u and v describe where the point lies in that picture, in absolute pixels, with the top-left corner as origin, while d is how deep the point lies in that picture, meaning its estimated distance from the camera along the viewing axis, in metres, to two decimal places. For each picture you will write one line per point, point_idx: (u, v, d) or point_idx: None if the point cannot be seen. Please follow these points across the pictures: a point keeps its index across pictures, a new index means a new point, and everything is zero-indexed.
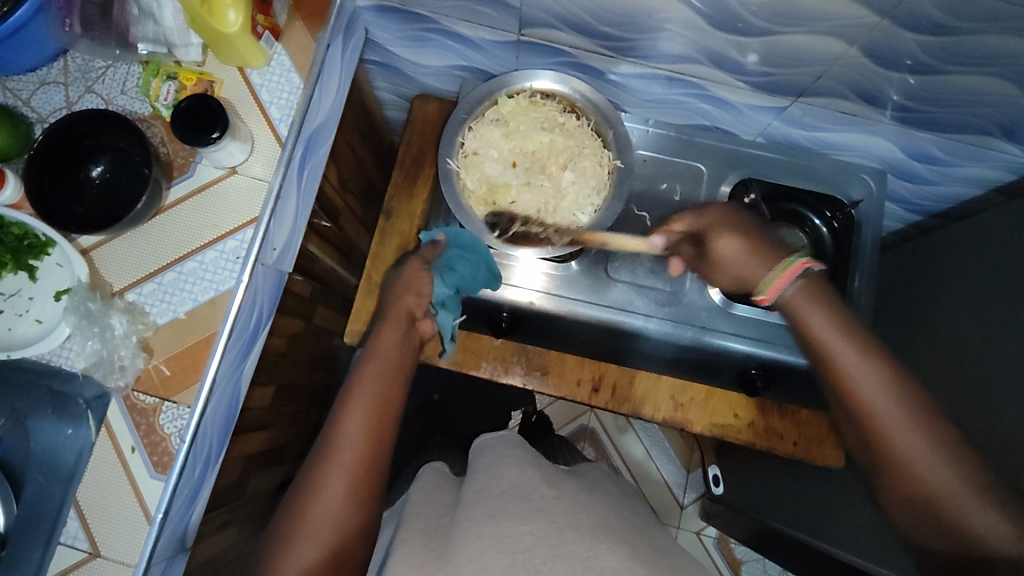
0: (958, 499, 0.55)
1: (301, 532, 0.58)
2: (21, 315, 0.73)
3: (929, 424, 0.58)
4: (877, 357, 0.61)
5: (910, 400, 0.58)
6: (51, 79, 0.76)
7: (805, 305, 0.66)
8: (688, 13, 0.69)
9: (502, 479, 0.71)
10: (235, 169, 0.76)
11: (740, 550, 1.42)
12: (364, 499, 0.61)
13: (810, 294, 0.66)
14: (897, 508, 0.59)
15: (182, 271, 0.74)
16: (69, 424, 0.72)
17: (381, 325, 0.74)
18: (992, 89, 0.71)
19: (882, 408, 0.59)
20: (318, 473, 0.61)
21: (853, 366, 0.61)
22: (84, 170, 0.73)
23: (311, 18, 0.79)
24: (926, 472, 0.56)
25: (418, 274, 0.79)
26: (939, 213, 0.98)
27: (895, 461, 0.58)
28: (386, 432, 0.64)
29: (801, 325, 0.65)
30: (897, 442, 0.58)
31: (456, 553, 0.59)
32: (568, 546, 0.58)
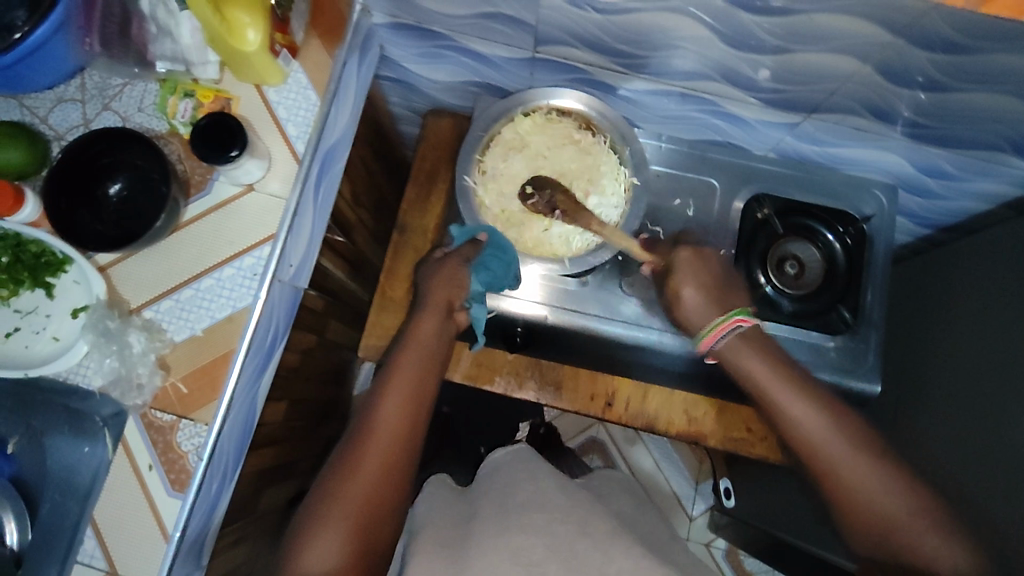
0: (905, 520, 0.63)
1: (336, 506, 0.61)
2: (38, 333, 0.73)
3: (870, 454, 0.66)
4: (815, 397, 0.70)
5: (841, 426, 0.68)
6: (69, 96, 0.76)
7: (739, 351, 0.74)
8: (702, 31, 0.69)
9: (518, 492, 0.72)
10: (252, 186, 0.76)
11: (749, 562, 1.42)
12: (395, 480, 0.64)
13: (747, 344, 0.74)
14: (853, 536, 0.66)
15: (199, 288, 0.74)
16: (86, 442, 0.72)
17: (419, 312, 0.76)
18: (1004, 106, 0.71)
19: (822, 439, 0.68)
20: (354, 450, 0.64)
21: (793, 404, 0.70)
22: (102, 187, 0.73)
23: (327, 36, 0.79)
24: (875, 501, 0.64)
25: (455, 269, 0.78)
26: (949, 226, 0.99)
27: (842, 488, 0.66)
28: (418, 419, 0.68)
29: (739, 370, 0.74)
30: (844, 470, 0.66)
31: (472, 561, 0.61)
32: (581, 558, 0.59)
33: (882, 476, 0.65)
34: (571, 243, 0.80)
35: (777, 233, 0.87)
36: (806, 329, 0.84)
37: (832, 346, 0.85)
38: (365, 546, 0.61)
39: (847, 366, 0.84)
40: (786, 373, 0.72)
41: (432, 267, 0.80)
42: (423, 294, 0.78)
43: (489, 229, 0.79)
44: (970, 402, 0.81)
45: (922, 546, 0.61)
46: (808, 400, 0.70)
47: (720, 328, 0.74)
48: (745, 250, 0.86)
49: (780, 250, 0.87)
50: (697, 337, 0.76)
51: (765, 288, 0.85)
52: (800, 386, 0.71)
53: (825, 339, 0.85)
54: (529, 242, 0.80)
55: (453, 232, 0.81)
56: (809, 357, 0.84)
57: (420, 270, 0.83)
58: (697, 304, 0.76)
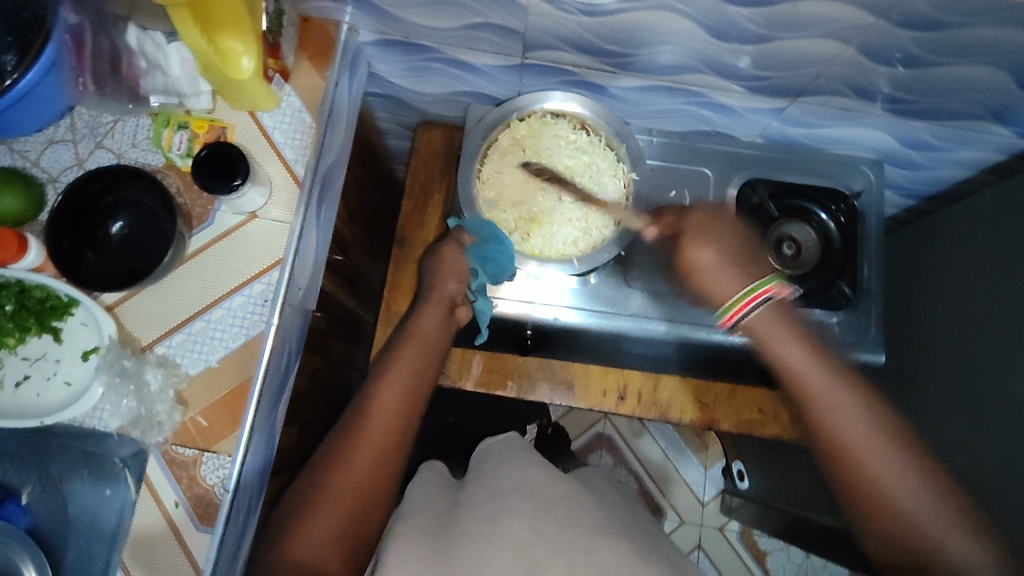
0: (937, 529, 0.62)
1: (330, 491, 0.63)
2: (49, 379, 0.72)
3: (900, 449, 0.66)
4: (847, 387, 0.69)
5: (883, 425, 0.67)
6: (59, 137, 0.75)
7: (774, 338, 0.72)
8: (688, 25, 0.71)
9: (507, 479, 0.70)
10: (255, 214, 0.76)
11: (764, 541, 1.43)
12: (390, 467, 0.66)
13: (780, 322, 0.72)
14: (875, 538, 0.66)
15: (211, 319, 0.74)
16: (107, 485, 0.74)
17: (422, 307, 0.81)
18: (981, 76, 0.74)
19: (860, 439, 0.66)
20: (351, 435, 0.66)
21: (834, 402, 0.68)
22: (104, 227, 0.73)
23: (317, 58, 0.79)
24: (901, 500, 0.64)
25: (460, 267, 0.83)
26: (933, 196, 1.02)
27: (877, 492, 0.65)
28: (413, 412, 0.71)
29: (773, 357, 0.72)
30: (881, 474, 0.65)
31: (458, 550, 0.58)
32: (568, 541, 0.58)
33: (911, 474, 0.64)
34: (572, 238, 0.81)
35: (772, 216, 0.88)
36: (810, 307, 0.86)
37: (835, 321, 0.87)
38: (360, 529, 0.62)
39: (854, 339, 0.87)
40: (825, 362, 0.71)
41: (436, 260, 0.85)
42: (427, 289, 0.83)
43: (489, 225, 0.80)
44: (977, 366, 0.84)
45: (956, 553, 0.61)
46: (847, 388, 0.69)
47: (741, 305, 0.71)
48: None
49: (777, 232, 0.88)
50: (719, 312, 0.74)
51: None
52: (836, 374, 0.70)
53: (828, 315, 0.87)
54: (542, 249, 0.81)
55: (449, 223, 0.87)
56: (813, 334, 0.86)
57: (423, 266, 0.88)
58: (713, 264, 0.73)
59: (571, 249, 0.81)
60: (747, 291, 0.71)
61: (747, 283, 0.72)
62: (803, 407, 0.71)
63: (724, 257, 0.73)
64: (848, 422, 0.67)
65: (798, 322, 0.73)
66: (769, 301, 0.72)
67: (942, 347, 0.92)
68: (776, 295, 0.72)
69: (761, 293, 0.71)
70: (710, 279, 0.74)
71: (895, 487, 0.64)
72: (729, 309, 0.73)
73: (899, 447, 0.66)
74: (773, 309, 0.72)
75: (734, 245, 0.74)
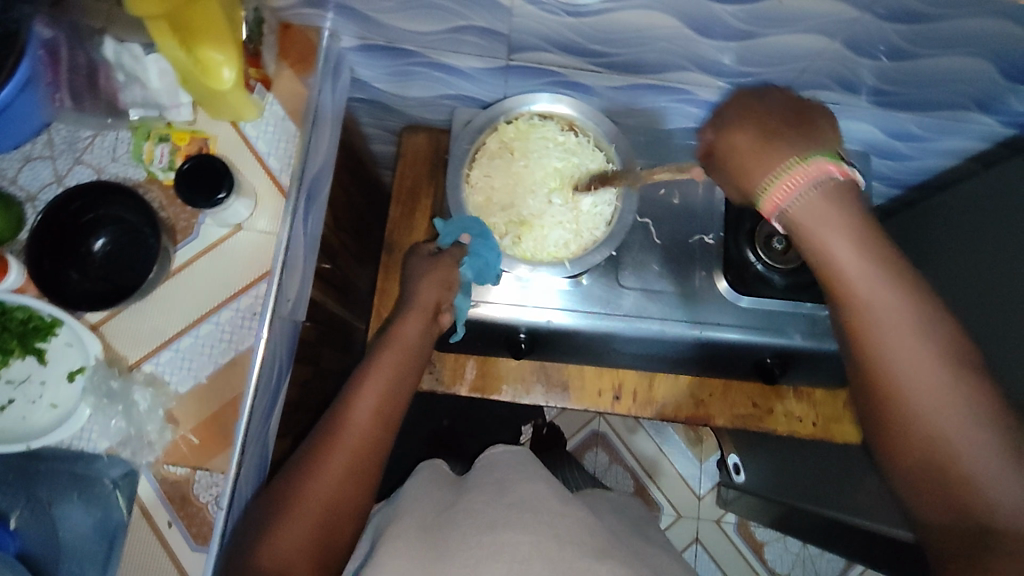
0: (978, 459, 0.48)
1: (299, 503, 0.61)
2: (34, 402, 0.70)
3: (960, 368, 0.50)
4: (896, 280, 0.52)
5: (931, 329, 0.51)
6: (37, 154, 0.74)
7: (817, 220, 0.52)
8: (674, 24, 0.70)
9: (511, 492, 0.69)
10: (241, 226, 0.75)
11: (760, 532, 1.44)
12: (363, 480, 0.64)
13: (833, 203, 0.52)
14: (896, 462, 0.52)
15: (199, 335, 0.72)
16: (100, 508, 0.70)
17: (404, 314, 0.76)
18: (965, 67, 0.74)
19: (897, 342, 0.51)
20: (323, 447, 0.63)
21: (875, 295, 0.52)
22: (85, 244, 0.71)
23: (299, 65, 0.78)
24: (950, 436, 0.49)
25: (447, 273, 0.79)
26: (919, 185, 1.02)
27: (911, 410, 0.51)
28: (389, 423, 0.67)
29: (812, 245, 0.53)
30: (918, 387, 0.50)
31: (450, 555, 0.58)
32: (569, 561, 0.57)
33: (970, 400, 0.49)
34: (564, 240, 0.80)
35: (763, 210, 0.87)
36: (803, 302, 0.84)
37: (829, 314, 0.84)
38: (330, 537, 0.61)
39: None
40: (880, 251, 0.52)
41: (423, 265, 0.80)
42: (411, 294, 0.78)
43: (473, 229, 0.79)
44: None
45: (995, 489, 0.47)
46: (898, 290, 0.52)
47: (791, 176, 0.52)
48: (732, 229, 0.88)
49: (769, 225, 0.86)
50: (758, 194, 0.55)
51: (755, 266, 0.86)
52: (891, 265, 0.52)
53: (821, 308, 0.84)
54: (533, 252, 0.80)
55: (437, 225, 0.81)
56: (805, 328, 0.84)
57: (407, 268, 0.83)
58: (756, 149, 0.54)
59: (564, 250, 0.80)
60: (792, 164, 0.53)
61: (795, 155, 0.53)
62: (834, 303, 0.54)
63: (764, 134, 0.54)
64: (893, 329, 0.51)
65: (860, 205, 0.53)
66: (823, 182, 0.52)
67: None
68: (830, 176, 0.52)
69: (808, 170, 0.52)
70: (743, 166, 0.55)
71: (945, 415, 0.49)
72: (767, 188, 0.53)
73: (958, 364, 0.50)
74: (826, 190, 0.52)
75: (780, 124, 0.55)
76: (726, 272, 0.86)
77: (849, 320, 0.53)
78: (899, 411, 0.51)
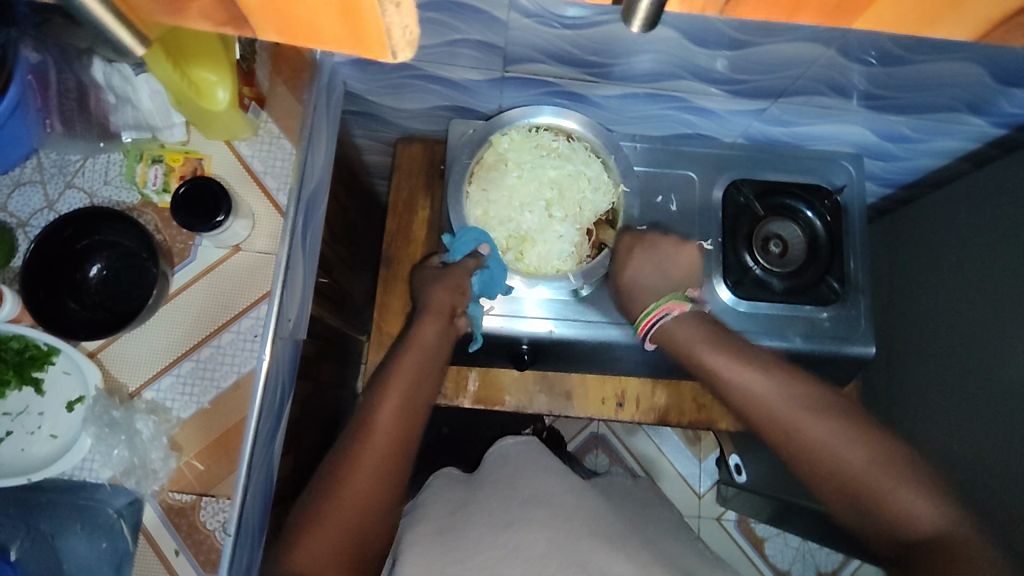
0: (874, 481, 0.61)
1: (332, 507, 0.59)
2: (33, 433, 0.69)
3: (827, 415, 0.65)
4: (760, 366, 0.71)
5: (799, 395, 0.67)
6: (26, 179, 0.72)
7: (684, 332, 0.76)
8: (670, 35, 0.70)
9: (524, 489, 0.71)
10: (238, 247, 0.74)
11: (760, 528, 1.45)
12: (391, 484, 0.62)
13: (682, 330, 0.76)
14: (831, 503, 0.64)
15: (200, 359, 0.71)
16: (103, 538, 0.69)
17: (421, 319, 0.76)
18: (957, 72, 0.75)
19: (779, 407, 0.67)
20: (348, 453, 0.62)
21: (747, 382, 0.70)
22: (81, 270, 0.70)
23: (292, 80, 0.76)
24: (849, 468, 0.62)
25: (459, 278, 0.79)
26: (910, 184, 1.04)
27: (811, 456, 0.65)
28: (415, 424, 0.67)
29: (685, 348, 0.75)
30: (810, 438, 0.65)
31: (467, 551, 0.61)
32: (583, 554, 0.58)
33: (845, 434, 0.64)
34: (566, 253, 0.81)
35: (759, 215, 0.89)
36: (801, 304, 0.87)
37: (826, 316, 0.87)
38: (362, 542, 0.60)
39: (847, 332, 0.87)
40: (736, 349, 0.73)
41: (436, 272, 0.81)
42: (424, 301, 0.79)
43: (490, 241, 0.79)
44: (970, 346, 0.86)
45: (899, 505, 0.59)
46: (758, 371, 0.70)
47: (647, 320, 0.78)
48: (730, 234, 0.88)
49: (764, 230, 0.89)
50: (634, 325, 0.80)
51: (754, 270, 0.87)
52: (746, 357, 0.72)
53: (818, 311, 0.87)
54: (537, 266, 0.81)
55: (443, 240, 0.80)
56: (804, 330, 0.87)
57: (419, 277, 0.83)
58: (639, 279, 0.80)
59: (570, 262, 0.81)
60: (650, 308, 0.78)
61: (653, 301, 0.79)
62: (726, 393, 0.72)
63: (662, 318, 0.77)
64: (772, 403, 0.68)
65: (703, 321, 0.76)
66: (666, 318, 0.77)
67: (934, 334, 0.93)
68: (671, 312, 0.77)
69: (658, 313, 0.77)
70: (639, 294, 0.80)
71: (836, 455, 0.63)
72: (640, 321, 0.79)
73: (824, 411, 0.66)
74: (670, 322, 0.77)
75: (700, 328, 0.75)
76: (726, 277, 0.87)
77: (744, 405, 0.70)
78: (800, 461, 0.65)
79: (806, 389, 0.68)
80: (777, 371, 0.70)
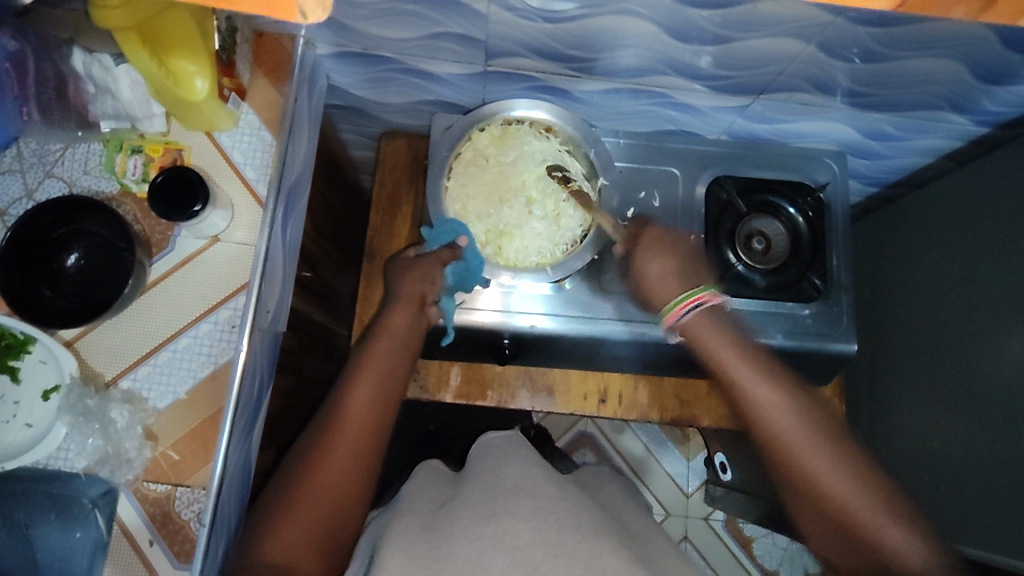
0: (864, 513, 0.64)
1: (305, 496, 0.59)
2: (8, 421, 0.69)
3: (832, 443, 0.68)
4: (768, 373, 0.71)
5: (806, 413, 0.69)
6: (6, 168, 0.72)
7: (705, 332, 0.74)
8: (650, 30, 0.70)
9: (507, 478, 0.69)
10: (217, 238, 0.74)
11: (748, 529, 1.45)
12: (363, 475, 0.62)
13: (718, 326, 0.74)
14: (809, 522, 0.67)
15: (177, 349, 0.71)
16: (77, 527, 0.68)
17: (391, 307, 0.76)
18: (938, 69, 0.75)
19: (779, 421, 0.69)
20: (321, 443, 0.62)
21: (764, 400, 0.70)
22: (58, 259, 0.70)
23: (274, 73, 0.77)
24: (845, 500, 0.65)
25: (430, 267, 0.79)
26: (894, 183, 1.04)
27: (807, 481, 0.67)
28: (387, 414, 0.66)
29: (703, 350, 0.74)
30: (808, 460, 0.67)
31: (451, 545, 0.58)
32: (571, 546, 0.57)
33: (846, 464, 0.66)
34: (544, 252, 0.81)
35: (741, 212, 0.89)
36: (781, 301, 0.87)
37: (807, 313, 0.87)
38: (334, 535, 0.59)
39: (829, 329, 0.87)
40: (751, 354, 0.73)
41: (410, 259, 0.81)
42: (394, 292, 0.79)
43: (469, 234, 0.79)
44: (952, 342, 0.86)
45: (891, 542, 0.63)
46: (770, 385, 0.70)
47: (681, 305, 0.75)
48: (713, 231, 0.88)
49: (746, 227, 0.88)
50: (664, 312, 0.76)
51: (737, 267, 0.87)
52: (770, 373, 0.71)
53: (800, 308, 0.87)
54: (514, 261, 0.81)
55: (424, 233, 0.80)
56: (786, 326, 0.86)
57: (392, 267, 0.82)
58: (662, 273, 0.77)
59: (552, 256, 0.81)
60: (681, 299, 0.75)
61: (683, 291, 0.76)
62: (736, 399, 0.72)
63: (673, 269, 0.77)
64: (782, 425, 0.69)
65: (731, 324, 0.75)
66: (706, 309, 0.75)
67: (913, 331, 0.94)
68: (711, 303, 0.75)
69: (694, 302, 0.74)
70: (652, 286, 0.78)
71: (835, 492, 0.65)
72: (669, 312, 0.76)
73: (832, 440, 0.68)
74: (709, 316, 0.75)
75: (737, 332, 0.74)
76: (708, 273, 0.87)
77: (751, 415, 0.70)
78: (794, 478, 0.67)
79: (810, 409, 0.69)
80: (794, 394, 0.70)
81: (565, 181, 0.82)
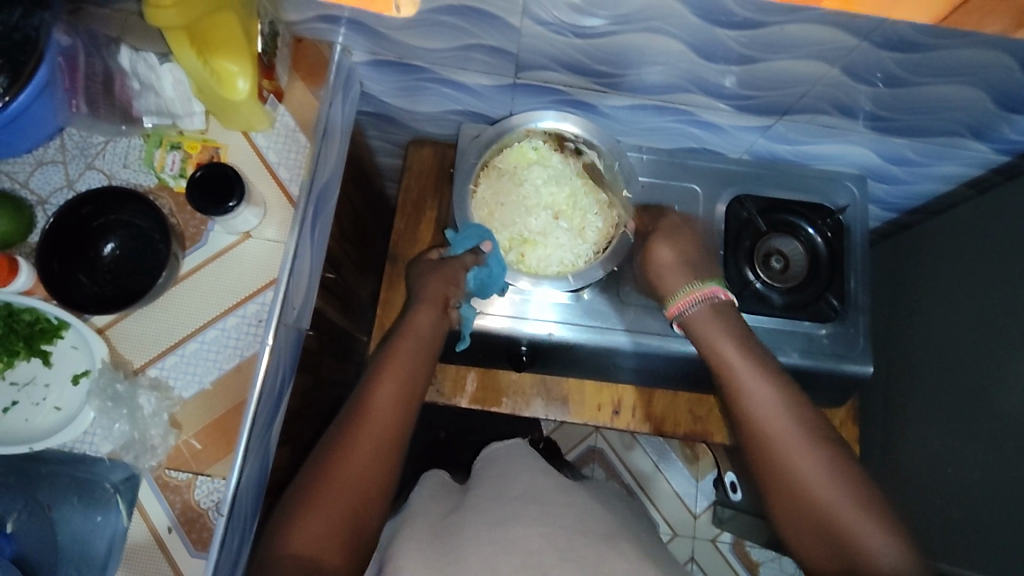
0: (845, 513, 0.60)
1: (329, 490, 0.60)
2: (38, 404, 0.70)
3: (823, 443, 0.64)
4: (765, 368, 0.69)
5: (800, 413, 0.65)
6: (49, 159, 0.75)
7: (708, 324, 0.72)
8: (675, 48, 0.72)
9: (514, 485, 0.69)
10: (249, 234, 0.76)
11: (755, 552, 1.44)
12: (385, 471, 0.63)
13: (720, 315, 0.73)
14: (791, 528, 0.63)
15: (204, 340, 0.73)
16: (98, 511, 0.71)
17: (415, 307, 0.77)
18: (959, 95, 0.76)
19: (770, 417, 0.65)
20: (347, 437, 0.63)
21: (755, 390, 0.67)
22: (95, 247, 0.72)
23: (310, 77, 0.80)
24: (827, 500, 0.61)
25: (453, 271, 0.80)
26: (912, 209, 1.05)
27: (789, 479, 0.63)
28: (409, 413, 0.67)
29: (708, 344, 0.72)
30: (792, 459, 0.63)
31: (465, 549, 0.59)
32: (581, 550, 0.58)
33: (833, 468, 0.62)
34: (565, 261, 0.83)
35: (761, 230, 0.90)
36: (799, 320, 0.87)
37: (824, 333, 0.88)
38: (357, 531, 0.60)
39: (843, 351, 0.87)
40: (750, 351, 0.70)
41: (433, 264, 0.82)
42: (418, 292, 0.80)
43: (493, 239, 0.80)
44: (968, 371, 0.86)
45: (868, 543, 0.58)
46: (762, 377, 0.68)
47: (686, 298, 0.74)
48: (732, 248, 0.89)
49: (765, 246, 0.89)
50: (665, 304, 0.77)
51: (755, 284, 0.87)
52: (767, 369, 0.68)
53: (817, 327, 0.88)
54: (538, 268, 0.83)
55: (448, 236, 0.82)
56: (801, 345, 0.87)
57: (415, 271, 0.84)
58: (660, 261, 0.78)
59: (579, 262, 0.83)
60: (687, 289, 0.75)
61: (691, 283, 0.76)
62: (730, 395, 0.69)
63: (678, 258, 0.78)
64: (771, 419, 0.65)
65: (738, 322, 0.73)
66: (713, 301, 0.74)
67: (930, 358, 0.94)
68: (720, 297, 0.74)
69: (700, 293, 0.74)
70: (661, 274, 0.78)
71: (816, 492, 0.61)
72: (675, 299, 0.75)
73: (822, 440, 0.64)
74: (714, 307, 0.73)
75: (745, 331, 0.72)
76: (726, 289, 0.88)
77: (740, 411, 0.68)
78: (778, 477, 0.63)
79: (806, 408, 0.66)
80: (788, 390, 0.67)
81: (575, 151, 0.85)
